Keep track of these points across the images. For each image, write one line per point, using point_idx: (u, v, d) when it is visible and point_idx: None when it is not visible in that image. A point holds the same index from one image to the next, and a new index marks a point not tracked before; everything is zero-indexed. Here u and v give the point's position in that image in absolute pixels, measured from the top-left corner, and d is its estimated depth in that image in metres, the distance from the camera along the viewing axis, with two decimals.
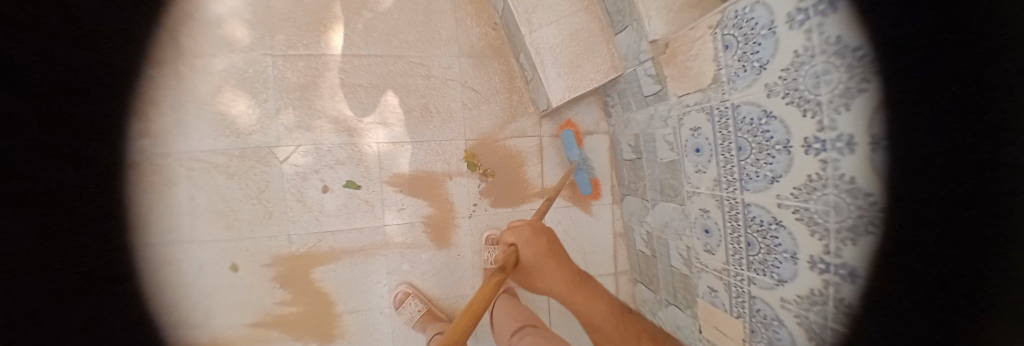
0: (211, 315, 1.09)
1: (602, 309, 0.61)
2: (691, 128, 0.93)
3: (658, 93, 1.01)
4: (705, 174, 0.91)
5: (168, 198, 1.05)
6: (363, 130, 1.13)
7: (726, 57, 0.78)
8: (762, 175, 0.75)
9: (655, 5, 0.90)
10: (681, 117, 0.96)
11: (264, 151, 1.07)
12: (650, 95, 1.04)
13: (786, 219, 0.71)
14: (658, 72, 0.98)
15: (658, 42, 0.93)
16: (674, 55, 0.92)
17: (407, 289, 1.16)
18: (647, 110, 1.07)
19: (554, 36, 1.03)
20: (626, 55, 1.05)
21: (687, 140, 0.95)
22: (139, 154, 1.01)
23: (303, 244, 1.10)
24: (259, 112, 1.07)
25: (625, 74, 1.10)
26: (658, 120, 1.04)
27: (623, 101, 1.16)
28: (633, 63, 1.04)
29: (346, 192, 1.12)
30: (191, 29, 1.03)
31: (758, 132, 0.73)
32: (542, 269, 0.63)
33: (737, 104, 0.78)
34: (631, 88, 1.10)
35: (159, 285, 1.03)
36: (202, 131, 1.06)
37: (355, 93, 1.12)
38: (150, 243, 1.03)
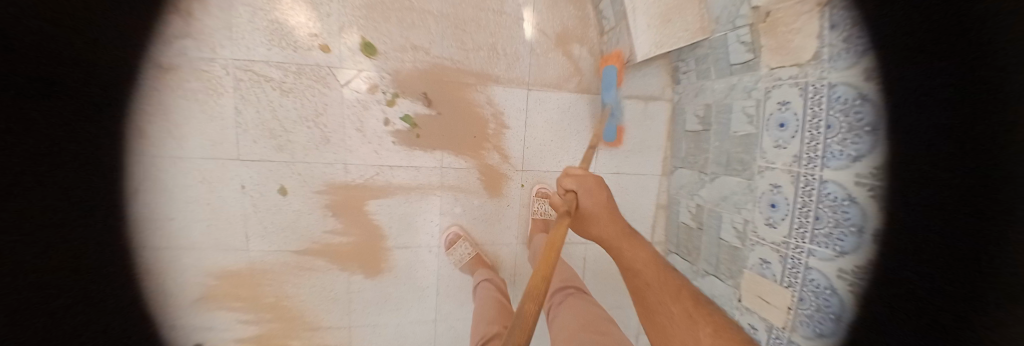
0: (249, 239, 1.07)
1: (646, 262, 0.73)
2: (777, 103, 0.90)
3: (747, 62, 0.96)
4: (784, 150, 0.90)
5: (215, 109, 0.98)
6: (428, 63, 1.07)
7: (834, 34, 0.76)
8: (846, 154, 0.76)
9: None
10: (769, 90, 0.92)
11: (324, 71, 1.00)
12: (736, 64, 1.00)
13: (861, 197, 0.74)
14: (754, 40, 0.92)
15: (759, 9, 0.89)
16: (776, 25, 0.86)
17: (458, 231, 1.18)
18: (729, 79, 1.03)
19: None
20: (718, 18, 0.99)
21: (771, 115, 0.92)
22: (176, 56, 0.93)
23: (357, 175, 1.07)
24: (321, 27, 0.98)
25: (710, 39, 1.04)
26: (739, 91, 1.01)
27: (700, 68, 1.12)
28: (724, 27, 0.98)
29: (403, 127, 1.08)
30: None
31: (850, 113, 0.75)
32: (595, 216, 0.76)
33: (834, 84, 0.77)
34: (715, 54, 1.05)
35: (200, 202, 1.02)
36: (257, 38, 0.96)
37: (424, 21, 1.04)
38: (193, 157, 0.99)
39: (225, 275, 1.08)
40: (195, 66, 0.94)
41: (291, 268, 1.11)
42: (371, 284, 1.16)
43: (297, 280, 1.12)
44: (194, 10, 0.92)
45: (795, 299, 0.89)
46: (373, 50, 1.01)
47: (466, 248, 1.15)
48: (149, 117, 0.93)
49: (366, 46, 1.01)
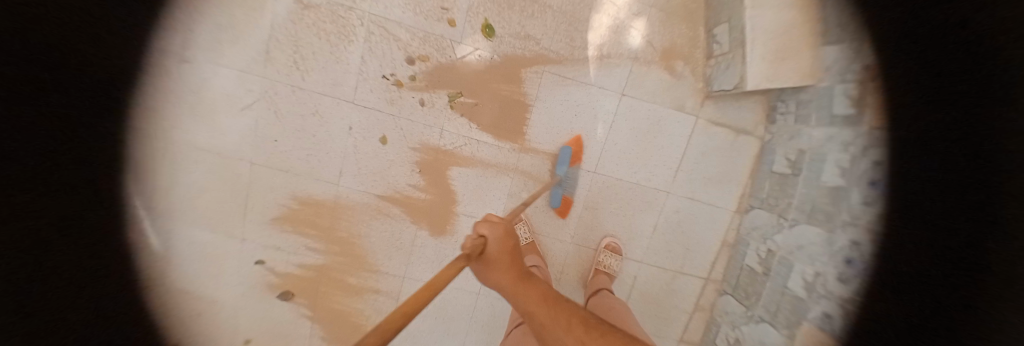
0: (342, 176, 1.18)
1: (542, 295, 0.58)
2: (873, 162, 0.97)
3: (851, 115, 0.98)
4: (870, 208, 0.99)
5: (344, 54, 1.10)
6: (535, 53, 1.14)
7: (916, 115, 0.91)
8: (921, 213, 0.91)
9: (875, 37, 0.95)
10: (867, 148, 0.97)
11: (446, 42, 1.10)
12: (839, 115, 1.00)
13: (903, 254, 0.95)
14: (861, 97, 0.96)
15: (867, 70, 0.95)
16: (882, 86, 0.94)
17: (519, 213, 1.24)
18: (829, 129, 1.02)
19: (772, 20, 1.00)
20: (828, 67, 1.00)
21: (864, 172, 0.98)
22: (331, 6, 1.07)
23: (448, 141, 1.16)
24: (455, 2, 1.08)
25: (815, 85, 1.03)
26: (836, 143, 1.02)
27: (800, 113, 1.09)
28: (833, 78, 1.00)
29: (500, 107, 1.16)
30: None
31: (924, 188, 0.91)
32: (494, 259, 0.56)
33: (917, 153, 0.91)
34: (818, 102, 1.04)
35: (308, 132, 1.14)
36: (396, 1, 1.07)
37: (542, 14, 1.11)
38: (315, 93, 1.12)
39: (309, 202, 1.20)
40: (337, 12, 1.07)
41: (368, 211, 1.21)
42: (432, 244, 1.25)
43: (370, 223, 1.22)
44: None
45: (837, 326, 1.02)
46: (492, 32, 1.10)
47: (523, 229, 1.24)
48: (308, 61, 1.10)
49: (486, 28, 1.10)
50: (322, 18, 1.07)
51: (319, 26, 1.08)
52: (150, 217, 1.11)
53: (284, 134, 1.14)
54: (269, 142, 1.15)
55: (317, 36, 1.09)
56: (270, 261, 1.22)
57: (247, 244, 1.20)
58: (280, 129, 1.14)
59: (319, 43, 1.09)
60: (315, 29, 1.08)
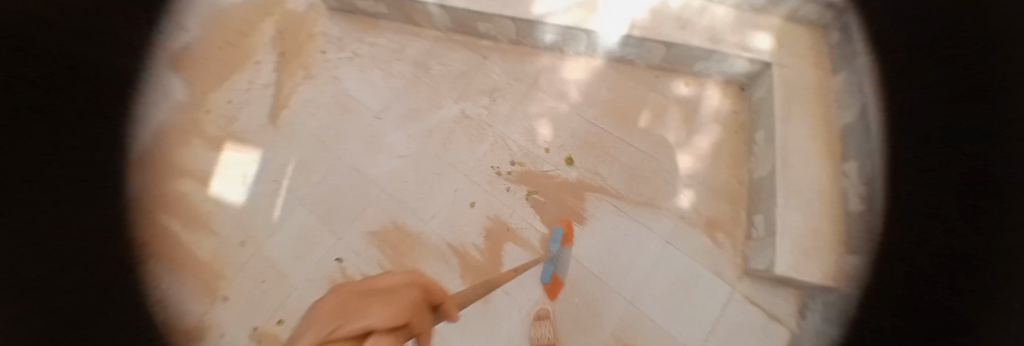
0: (432, 220, 1.63)
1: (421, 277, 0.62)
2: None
3: (835, 319, 1.25)
4: None
5: (475, 148, 1.72)
6: (598, 186, 1.54)
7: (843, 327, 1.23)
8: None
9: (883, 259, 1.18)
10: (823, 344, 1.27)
11: (540, 161, 1.64)
12: (829, 317, 1.27)
13: None
14: (843, 307, 1.24)
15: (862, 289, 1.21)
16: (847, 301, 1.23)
17: (548, 310, 1.37)
18: (833, 330, 1.26)
19: (796, 222, 1.23)
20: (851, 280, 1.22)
21: None
22: (481, 121, 1.76)
23: (516, 223, 1.56)
24: (555, 140, 1.66)
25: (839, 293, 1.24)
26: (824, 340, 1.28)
27: (827, 315, 1.28)
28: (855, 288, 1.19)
29: (561, 214, 1.53)
30: (555, 85, 1.77)
31: None
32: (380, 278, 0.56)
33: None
34: (836, 306, 1.26)
35: (430, 184, 1.69)
36: (518, 130, 1.71)
37: (612, 163, 1.58)
38: (447, 163, 1.71)
39: (404, 229, 1.64)
40: (483, 125, 1.75)
41: (436, 252, 1.57)
42: None
43: (433, 262, 1.56)
44: (502, 107, 1.77)
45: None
46: (573, 163, 1.60)
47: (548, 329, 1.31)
48: (454, 145, 1.74)
49: (569, 159, 1.61)
50: (474, 126, 1.76)
51: (470, 129, 1.76)
52: (323, 200, 1.75)
53: (416, 181, 1.71)
54: (402, 182, 1.71)
55: (466, 134, 1.75)
56: (347, 261, 1.64)
57: (342, 242, 1.66)
58: (415, 176, 1.71)
59: (464, 137, 1.75)
60: (466, 130, 1.76)
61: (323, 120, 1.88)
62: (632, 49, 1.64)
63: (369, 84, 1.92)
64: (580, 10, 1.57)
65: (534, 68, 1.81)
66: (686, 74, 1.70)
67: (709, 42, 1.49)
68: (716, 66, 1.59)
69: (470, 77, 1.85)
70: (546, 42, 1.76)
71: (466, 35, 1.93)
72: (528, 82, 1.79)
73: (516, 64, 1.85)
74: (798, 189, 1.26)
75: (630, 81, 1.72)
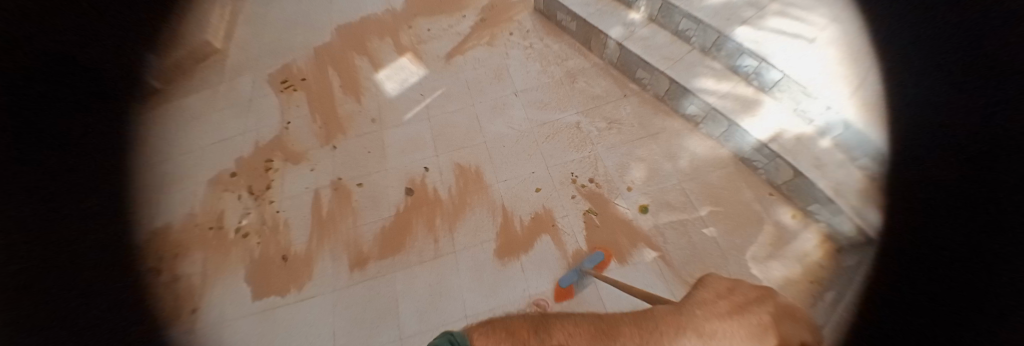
0: (502, 182, 1.90)
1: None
2: None
3: None
4: None
5: (570, 153, 1.94)
6: (653, 244, 1.58)
7: None
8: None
9: None
10: None
11: (615, 193, 1.75)
12: None
13: None
14: None
15: None
16: None
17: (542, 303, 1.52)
18: None
19: None
20: None
21: None
22: (588, 137, 1.98)
23: (565, 227, 1.70)
24: (640, 186, 1.75)
25: None
26: None
27: None
28: None
29: (606, 243, 1.62)
30: (670, 145, 1.85)
31: None
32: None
33: None
34: None
35: (519, 157, 1.99)
36: (612, 160, 1.86)
37: (680, 235, 1.58)
38: (541, 150, 1.99)
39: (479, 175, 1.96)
40: (587, 140, 1.97)
41: (490, 205, 1.83)
42: (491, 258, 1.66)
43: (481, 210, 1.83)
44: (613, 137, 1.95)
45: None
46: (646, 212, 1.66)
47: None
48: (555, 141, 2.01)
49: (643, 208, 1.67)
50: (580, 137, 2.00)
51: (575, 137, 2.00)
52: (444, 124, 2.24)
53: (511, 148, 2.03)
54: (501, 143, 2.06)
55: (570, 138, 2.00)
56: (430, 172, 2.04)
57: (435, 158, 2.09)
58: (513, 145, 2.04)
59: (566, 140, 2.00)
60: (571, 136, 2.01)
61: (479, 76, 2.41)
62: (762, 158, 1.60)
63: (524, 70, 2.38)
64: (735, 106, 1.66)
65: (660, 124, 1.94)
66: (795, 206, 1.59)
67: (832, 191, 1.39)
68: (820, 214, 1.49)
69: (601, 103, 2.11)
70: (687, 111, 1.86)
71: (619, 73, 2.21)
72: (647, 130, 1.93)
73: (648, 114, 2.00)
74: None
75: (742, 183, 1.69)
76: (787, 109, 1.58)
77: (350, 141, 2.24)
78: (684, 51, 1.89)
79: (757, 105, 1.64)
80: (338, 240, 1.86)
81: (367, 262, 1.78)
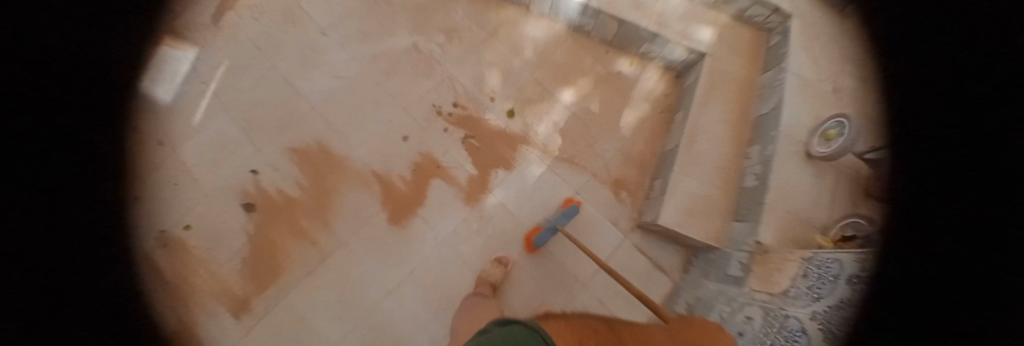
0: (363, 146, 1.60)
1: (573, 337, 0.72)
2: (744, 316, 1.15)
3: (738, 277, 1.27)
4: None
5: (420, 83, 1.71)
6: (531, 139, 1.68)
7: (802, 283, 1.01)
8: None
9: (775, 223, 1.21)
10: (742, 305, 1.18)
11: (481, 106, 1.69)
12: (731, 275, 1.31)
13: None
14: (749, 264, 1.23)
15: (761, 245, 1.20)
16: (766, 261, 1.17)
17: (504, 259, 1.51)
18: (721, 285, 1.34)
19: (692, 188, 1.45)
20: (731, 240, 1.37)
21: (736, 324, 1.17)
22: (432, 58, 1.75)
23: (449, 163, 1.61)
24: (500, 90, 1.72)
25: (721, 249, 1.41)
26: (725, 296, 1.29)
27: (705, 269, 1.47)
28: (734, 246, 1.34)
29: (493, 158, 1.63)
30: (511, 35, 1.80)
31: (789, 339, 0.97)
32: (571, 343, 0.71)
33: (790, 315, 0.99)
34: (720, 262, 1.39)
35: (365, 108, 1.65)
36: (465, 72, 1.73)
37: (548, 122, 1.70)
38: (388, 92, 1.68)
39: (332, 151, 1.59)
40: (433, 60, 1.74)
41: (362, 178, 1.56)
42: (386, 227, 1.52)
43: (355, 187, 1.55)
44: (456, 47, 1.77)
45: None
46: (514, 116, 1.69)
47: (499, 272, 1.45)
48: (397, 75, 1.71)
49: (511, 112, 1.70)
50: (424, 61, 1.74)
51: (419, 63, 1.74)
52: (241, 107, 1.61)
53: (351, 102, 1.65)
54: (336, 102, 1.65)
55: (413, 67, 1.73)
56: (263, 175, 1.55)
57: (259, 155, 1.56)
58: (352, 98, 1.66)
59: (410, 69, 1.72)
60: (414, 63, 1.74)
61: (261, 21, 1.71)
62: (591, 20, 1.70)
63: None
64: None
65: (495, 18, 1.82)
66: (632, 54, 1.82)
67: (658, 25, 1.59)
68: (657, 52, 1.72)
69: (432, 14, 1.81)
70: None
71: None
72: (487, 29, 1.80)
73: (482, 11, 1.82)
74: (695, 161, 1.48)
75: (584, 50, 1.82)
76: None
77: (146, 181, 1.46)
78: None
79: None
80: (198, 299, 1.40)
81: (249, 304, 1.41)
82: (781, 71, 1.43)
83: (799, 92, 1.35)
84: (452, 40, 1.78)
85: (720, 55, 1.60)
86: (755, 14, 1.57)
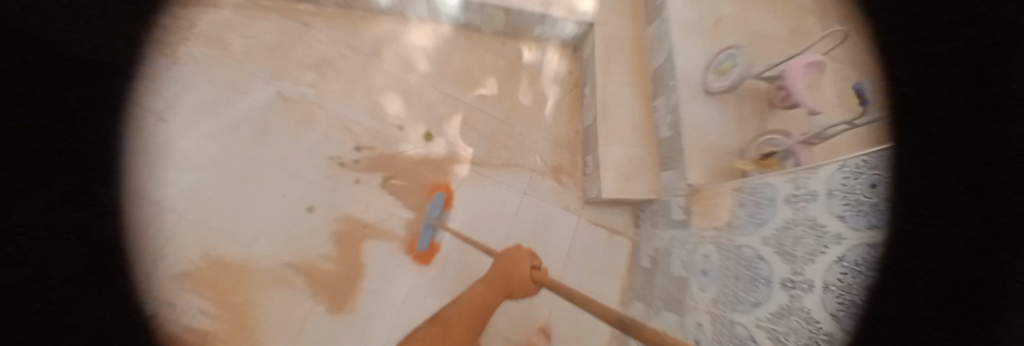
0: (259, 238, 1.27)
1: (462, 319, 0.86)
2: (702, 255, 1.29)
3: (683, 220, 1.37)
4: (705, 293, 1.24)
5: (305, 139, 1.41)
6: (459, 156, 1.54)
7: (740, 212, 1.16)
8: (919, 326, 0.66)
9: (697, 163, 1.33)
10: (697, 244, 1.32)
11: (390, 140, 1.46)
12: (676, 221, 1.42)
13: (759, 337, 1.00)
14: (688, 207, 1.34)
15: (692, 187, 1.32)
16: (702, 199, 1.30)
17: None
18: (671, 231, 1.46)
19: (617, 154, 1.52)
20: (665, 188, 1.48)
21: (697, 264, 1.30)
22: (311, 104, 1.46)
23: (374, 217, 1.38)
24: (405, 116, 1.51)
25: (660, 199, 1.52)
26: (677, 241, 1.42)
27: (652, 219, 1.58)
28: (670, 193, 1.44)
29: (425, 192, 1.45)
30: (395, 51, 1.56)
31: (753, 268, 1.07)
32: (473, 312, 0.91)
33: (741, 245, 1.13)
34: (662, 211, 1.51)
35: (243, 193, 1.30)
36: (357, 109, 1.48)
37: (469, 133, 1.58)
38: (269, 162, 1.35)
39: (218, 260, 1.21)
40: (312, 106, 1.46)
41: (275, 276, 1.24)
42: (328, 320, 1.24)
43: (270, 290, 1.23)
44: (335, 84, 1.50)
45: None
46: (432, 138, 1.51)
47: None
48: (271, 139, 1.38)
49: (426, 135, 1.51)
50: (300, 111, 1.44)
51: (296, 116, 1.43)
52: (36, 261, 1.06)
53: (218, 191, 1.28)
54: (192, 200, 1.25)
55: (289, 123, 1.42)
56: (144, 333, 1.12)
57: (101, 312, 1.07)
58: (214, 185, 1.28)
59: (287, 126, 1.41)
60: (288, 118, 1.42)
61: None
62: (475, 15, 1.55)
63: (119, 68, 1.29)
64: None
65: (370, 36, 1.56)
66: (529, 40, 1.75)
67: (541, 5, 1.54)
68: (550, 31, 1.67)
69: (293, 53, 1.49)
70: (381, 7, 1.53)
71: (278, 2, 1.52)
72: (365, 52, 1.55)
73: (348, 33, 1.56)
74: (614, 129, 1.55)
75: (481, 45, 1.67)
76: None
77: None
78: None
79: None
80: None
81: None
82: (665, 20, 1.51)
83: (682, 37, 1.44)
84: (326, 76, 1.50)
85: (607, 20, 1.63)
86: None
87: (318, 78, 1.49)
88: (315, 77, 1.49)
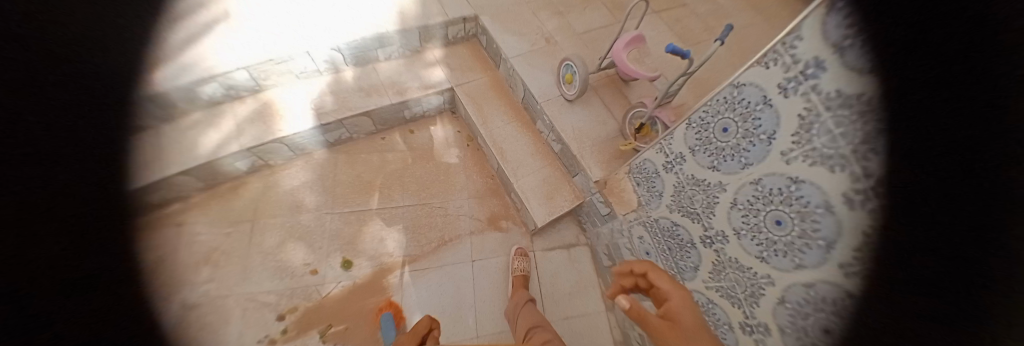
0: None
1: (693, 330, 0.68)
2: (637, 238, 1.37)
3: (608, 212, 1.51)
4: None
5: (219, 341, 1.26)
6: (391, 263, 1.49)
7: (640, 191, 1.28)
8: (813, 243, 0.69)
9: (592, 162, 1.55)
10: (628, 229, 1.41)
11: (311, 289, 1.39)
12: (605, 214, 1.54)
13: (714, 298, 1.03)
14: (606, 199, 1.49)
15: (599, 181, 1.51)
16: (612, 188, 1.46)
17: None
18: (607, 225, 1.56)
19: (533, 182, 1.67)
20: (583, 189, 1.63)
21: (638, 247, 1.38)
22: (211, 300, 1.33)
23: None
24: (313, 257, 1.45)
25: (585, 201, 1.64)
26: (615, 232, 1.51)
27: (590, 219, 1.67)
28: (588, 193, 1.60)
29: (370, 321, 1.37)
30: (276, 202, 1.54)
31: (675, 236, 1.15)
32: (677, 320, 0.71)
33: (657, 218, 1.23)
34: (592, 210, 1.62)
35: None
36: (264, 276, 1.39)
37: (391, 234, 1.55)
38: None
39: None
40: (212, 302, 1.33)
41: None
42: None
43: None
44: (229, 264, 1.40)
45: (722, 337, 1.02)
46: (351, 264, 1.46)
47: None
48: None
49: (345, 263, 1.45)
50: (200, 314, 1.30)
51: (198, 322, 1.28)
52: None
53: None
54: None
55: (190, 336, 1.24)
56: None
57: None
58: None
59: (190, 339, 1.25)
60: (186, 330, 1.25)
61: None
62: (340, 130, 1.62)
63: None
64: (263, 125, 1.47)
65: (247, 202, 1.52)
66: (406, 123, 1.85)
67: (398, 94, 1.68)
68: (420, 109, 1.81)
69: (168, 261, 1.33)
70: (246, 167, 1.50)
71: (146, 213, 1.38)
72: (251, 218, 1.50)
73: (223, 208, 1.49)
74: (517, 165, 1.71)
75: (360, 149, 1.72)
76: (295, 89, 1.57)
77: None
78: (287, 44, 1.49)
79: (274, 107, 1.52)
80: None
81: None
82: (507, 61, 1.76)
83: (525, 70, 1.72)
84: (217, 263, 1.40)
85: (462, 80, 1.84)
86: (456, 33, 1.85)
87: (207, 269, 1.38)
88: (203, 270, 1.38)
